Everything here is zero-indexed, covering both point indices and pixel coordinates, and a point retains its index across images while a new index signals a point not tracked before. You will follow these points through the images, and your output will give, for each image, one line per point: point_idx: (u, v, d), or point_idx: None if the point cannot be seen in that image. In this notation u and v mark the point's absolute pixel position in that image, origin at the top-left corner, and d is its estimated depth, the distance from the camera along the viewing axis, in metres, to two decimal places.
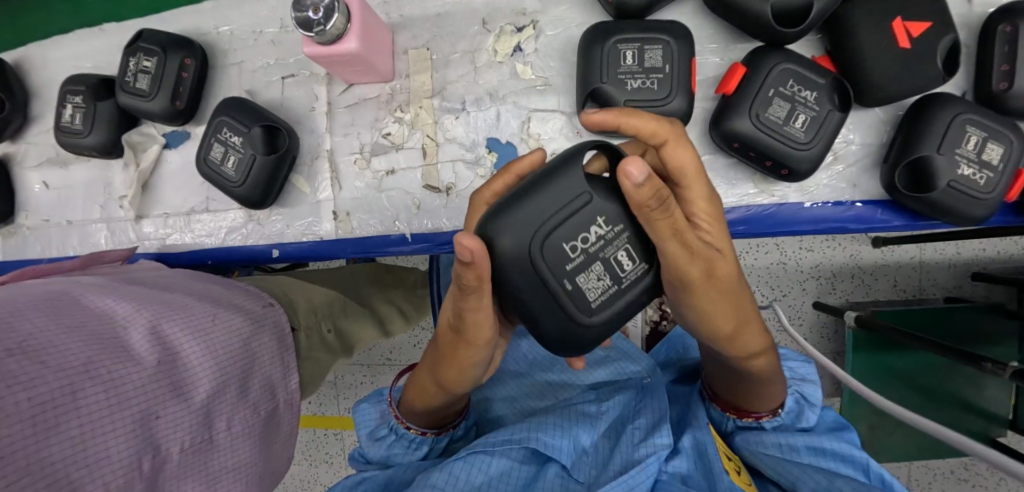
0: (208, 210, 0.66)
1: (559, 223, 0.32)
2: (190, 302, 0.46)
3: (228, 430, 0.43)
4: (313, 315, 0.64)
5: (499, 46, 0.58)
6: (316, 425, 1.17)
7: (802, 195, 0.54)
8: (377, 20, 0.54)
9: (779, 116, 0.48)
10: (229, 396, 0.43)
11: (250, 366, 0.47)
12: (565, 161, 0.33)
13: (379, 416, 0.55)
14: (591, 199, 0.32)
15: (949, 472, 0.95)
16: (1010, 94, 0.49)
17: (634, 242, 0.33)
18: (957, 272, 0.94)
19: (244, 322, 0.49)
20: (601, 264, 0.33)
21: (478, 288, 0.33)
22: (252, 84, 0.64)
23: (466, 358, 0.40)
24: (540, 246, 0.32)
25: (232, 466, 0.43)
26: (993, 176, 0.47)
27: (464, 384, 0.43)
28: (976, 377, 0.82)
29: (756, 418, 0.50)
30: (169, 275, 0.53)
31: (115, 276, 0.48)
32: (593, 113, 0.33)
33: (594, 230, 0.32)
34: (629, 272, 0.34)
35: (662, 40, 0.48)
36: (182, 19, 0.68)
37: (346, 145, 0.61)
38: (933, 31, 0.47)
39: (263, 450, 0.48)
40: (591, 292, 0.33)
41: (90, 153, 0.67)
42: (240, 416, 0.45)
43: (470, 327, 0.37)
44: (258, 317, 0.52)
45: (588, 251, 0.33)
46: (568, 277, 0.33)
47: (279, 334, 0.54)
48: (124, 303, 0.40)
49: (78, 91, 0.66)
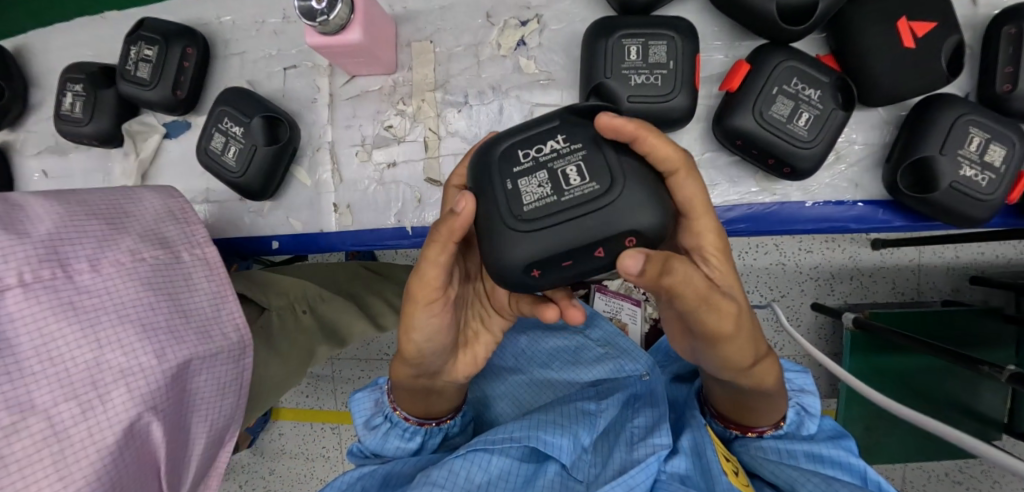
0: (208, 201, 0.66)
1: (521, 134, 0.32)
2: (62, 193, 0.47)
3: (95, 270, 0.41)
4: (287, 297, 0.66)
5: (503, 40, 0.58)
6: (313, 419, 1.17)
7: (804, 195, 0.54)
8: (381, 11, 0.54)
9: (782, 113, 0.47)
10: (86, 241, 0.42)
11: (119, 226, 0.45)
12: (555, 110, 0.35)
13: (373, 405, 0.54)
14: (558, 121, 0.32)
15: (944, 474, 0.95)
16: (1013, 96, 0.49)
17: (589, 160, 0.30)
18: (956, 275, 0.94)
19: (114, 198, 0.48)
20: (547, 173, 0.31)
21: (445, 238, 0.34)
22: (254, 74, 0.64)
23: (412, 322, 0.39)
24: (496, 151, 0.33)
25: (113, 300, 0.40)
26: (994, 177, 0.47)
27: (415, 359, 0.42)
28: (973, 380, 0.82)
29: (756, 434, 0.49)
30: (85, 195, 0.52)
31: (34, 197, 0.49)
32: (611, 117, 0.30)
33: (551, 143, 0.32)
34: (575, 188, 0.30)
35: (666, 35, 0.47)
36: (185, 8, 0.67)
37: (348, 137, 0.61)
38: (938, 31, 0.47)
39: (173, 314, 0.44)
40: (527, 195, 0.31)
41: (90, 142, 0.67)
42: (110, 258, 0.42)
43: (416, 277, 0.37)
44: (137, 196, 0.50)
45: (539, 158, 0.31)
46: (511, 178, 0.31)
47: (172, 202, 0.52)
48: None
49: (79, 80, 0.66)
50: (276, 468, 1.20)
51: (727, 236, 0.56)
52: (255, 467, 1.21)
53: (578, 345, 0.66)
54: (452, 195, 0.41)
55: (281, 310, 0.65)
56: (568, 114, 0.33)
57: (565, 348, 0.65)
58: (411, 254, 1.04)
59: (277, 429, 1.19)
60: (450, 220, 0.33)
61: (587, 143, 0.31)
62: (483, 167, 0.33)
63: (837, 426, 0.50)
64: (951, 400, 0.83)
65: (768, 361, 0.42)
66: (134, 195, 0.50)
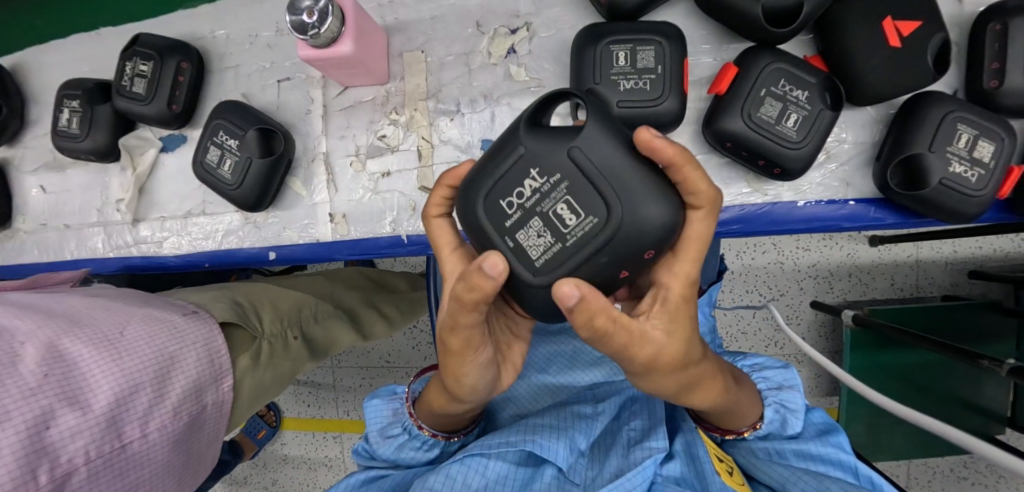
0: (205, 213, 0.66)
1: (495, 181, 0.32)
2: (103, 315, 0.47)
3: (143, 434, 0.44)
4: (280, 323, 0.63)
5: (493, 48, 0.58)
6: (315, 428, 1.17)
7: (796, 195, 0.54)
8: (371, 23, 0.54)
9: (771, 115, 0.48)
10: (143, 399, 0.44)
11: (166, 373, 0.47)
12: (510, 128, 0.33)
13: (391, 414, 0.53)
14: (524, 153, 0.31)
15: (948, 470, 0.95)
16: (1001, 91, 0.49)
17: (575, 194, 0.30)
18: (954, 270, 0.94)
19: (156, 326, 0.49)
20: (540, 219, 0.31)
21: (471, 303, 0.31)
22: (248, 87, 0.65)
23: (459, 370, 0.38)
24: (480, 205, 0.33)
25: (146, 465, 0.45)
26: (984, 173, 0.47)
27: (470, 396, 0.42)
28: (975, 375, 0.82)
29: (737, 436, 0.49)
30: (103, 297, 0.52)
31: (49, 297, 0.49)
32: (652, 133, 0.28)
33: (528, 183, 0.31)
34: (574, 228, 0.31)
35: (653, 41, 0.48)
36: (179, 24, 0.68)
37: (342, 148, 0.61)
38: (924, 29, 0.48)
39: (180, 455, 0.50)
40: (532, 249, 0.32)
41: (86, 157, 0.68)
42: (157, 419, 0.45)
43: (452, 336, 0.35)
44: (176, 323, 0.51)
45: (526, 206, 0.32)
46: (509, 234, 0.32)
47: (209, 337, 0.53)
48: (27, 322, 0.41)
49: (75, 96, 0.66)
50: (279, 477, 1.20)
51: (720, 237, 0.57)
52: (259, 478, 1.21)
53: (574, 349, 0.66)
54: (438, 225, 0.38)
55: (274, 337, 0.61)
56: (530, 137, 0.31)
57: (563, 353, 0.66)
58: (409, 261, 1.04)
59: (280, 439, 1.19)
60: (479, 283, 0.29)
61: (564, 172, 0.30)
62: (475, 227, 0.33)
63: (828, 419, 0.50)
64: (954, 397, 0.82)
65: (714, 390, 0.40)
66: (174, 321, 0.51)
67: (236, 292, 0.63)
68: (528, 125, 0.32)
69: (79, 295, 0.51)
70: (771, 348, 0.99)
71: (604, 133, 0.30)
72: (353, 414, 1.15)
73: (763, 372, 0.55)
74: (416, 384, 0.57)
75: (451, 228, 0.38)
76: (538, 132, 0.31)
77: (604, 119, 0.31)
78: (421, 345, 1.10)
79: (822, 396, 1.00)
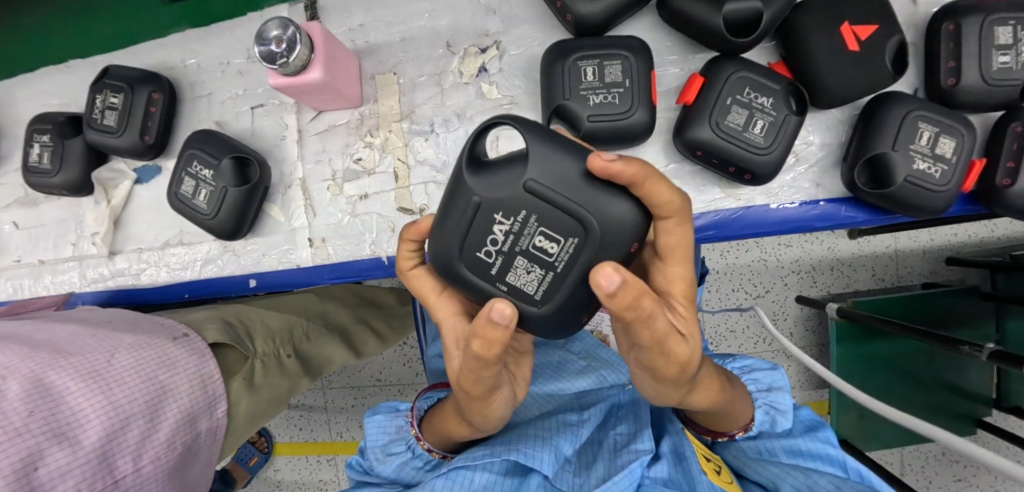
0: (183, 243, 0.66)
1: (464, 237, 0.32)
2: (90, 343, 0.46)
3: (136, 469, 0.44)
4: (272, 342, 0.62)
5: (465, 67, 0.59)
6: (308, 452, 1.15)
7: (768, 197, 0.55)
8: (342, 48, 0.55)
9: (738, 122, 0.49)
10: (134, 432, 0.43)
11: (157, 403, 0.46)
12: (451, 174, 0.31)
13: (395, 431, 0.53)
14: (481, 201, 0.30)
15: (939, 455, 0.97)
16: (958, 88, 0.51)
17: (547, 223, 0.31)
18: (931, 259, 0.97)
19: (144, 354, 0.48)
20: (524, 256, 0.32)
21: (486, 355, 0.32)
22: (222, 115, 0.64)
23: (485, 401, 0.39)
24: (458, 262, 0.32)
25: None
26: (947, 169, 0.48)
27: (496, 417, 0.43)
28: (959, 361, 0.83)
29: (728, 437, 0.50)
30: (89, 323, 0.51)
31: (31, 326, 0.48)
32: (613, 162, 0.27)
33: (498, 228, 0.31)
34: (558, 254, 0.31)
35: (620, 55, 0.49)
36: (149, 54, 0.68)
37: (318, 172, 0.61)
38: (879, 33, 0.49)
39: (172, 485, 0.49)
40: (528, 286, 0.32)
41: (59, 192, 0.67)
42: (149, 452, 0.45)
43: (471, 380, 0.36)
44: (166, 350, 0.50)
45: (504, 249, 0.32)
46: (499, 281, 0.32)
47: (200, 364, 0.52)
48: (10, 354, 0.40)
49: (45, 130, 0.65)
50: None
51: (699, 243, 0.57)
52: None
53: (559, 359, 0.67)
54: (417, 276, 0.39)
55: (267, 355, 0.60)
56: (480, 184, 0.30)
57: (547, 363, 0.67)
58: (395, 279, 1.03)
59: (273, 466, 1.17)
60: (491, 332, 0.30)
61: (529, 206, 0.30)
62: (462, 285, 0.33)
63: (816, 415, 0.51)
64: (939, 381, 0.84)
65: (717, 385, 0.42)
66: (163, 347, 0.50)
67: (229, 312, 0.63)
68: (474, 171, 0.30)
69: (64, 322, 0.50)
70: (758, 345, 1.00)
71: (553, 155, 0.30)
72: (346, 435, 1.13)
73: (753, 374, 0.56)
74: (422, 402, 0.57)
75: (429, 274, 0.39)
76: (486, 176, 0.30)
77: (539, 138, 0.30)
78: (412, 361, 1.09)
79: (812, 390, 1.01)
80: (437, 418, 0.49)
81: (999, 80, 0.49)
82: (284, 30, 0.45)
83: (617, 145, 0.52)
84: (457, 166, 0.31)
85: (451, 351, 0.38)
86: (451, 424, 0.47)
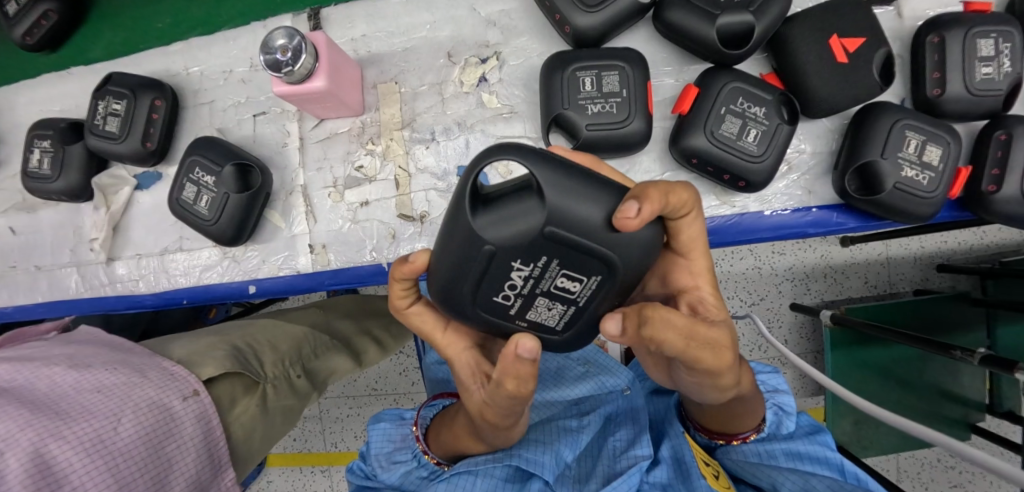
0: (182, 249, 0.66)
1: (480, 284, 0.32)
2: (95, 401, 0.39)
3: None
4: (281, 363, 0.59)
5: (465, 77, 0.60)
6: (301, 462, 1.14)
7: (762, 204, 0.57)
8: (344, 59, 0.56)
9: (732, 131, 0.50)
10: None
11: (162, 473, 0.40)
12: (454, 214, 0.29)
13: (399, 439, 0.54)
14: (497, 251, 0.29)
15: (935, 460, 0.97)
16: (943, 99, 0.52)
17: (567, 267, 0.31)
18: (922, 265, 0.98)
19: (152, 419, 0.41)
20: (545, 296, 0.33)
21: (516, 387, 0.34)
22: (223, 122, 0.65)
23: (508, 423, 0.41)
24: (477, 305, 0.33)
25: None
26: (934, 176, 0.50)
27: (514, 434, 0.45)
28: (951, 366, 0.85)
29: (740, 441, 0.49)
30: (95, 367, 0.43)
31: (27, 373, 0.40)
32: (632, 209, 0.27)
33: (517, 273, 0.31)
34: (578, 291, 0.33)
35: (616, 66, 0.50)
36: (150, 62, 0.68)
37: (320, 179, 0.62)
38: (867, 45, 0.51)
39: None
40: (551, 320, 0.35)
41: (58, 197, 0.67)
42: None
43: (500, 408, 0.37)
44: (174, 415, 0.43)
45: (525, 291, 0.32)
46: (520, 316, 0.34)
47: (208, 424, 0.45)
48: (6, 420, 0.34)
49: (46, 136, 0.65)
50: None
51: None
52: None
53: (559, 365, 0.68)
54: (417, 312, 0.38)
55: (277, 379, 0.57)
56: (492, 233, 0.29)
57: (548, 370, 0.68)
58: None
59: (266, 477, 1.16)
60: (520, 365, 0.32)
61: (547, 252, 0.30)
62: (481, 322, 0.35)
63: (815, 422, 0.52)
64: (929, 386, 0.85)
65: (746, 369, 0.41)
66: (172, 411, 0.43)
67: (234, 337, 0.58)
68: (483, 217, 0.28)
69: (65, 366, 0.42)
70: (754, 352, 1.01)
71: (571, 197, 0.28)
72: (341, 445, 1.12)
73: (758, 375, 0.57)
74: (426, 411, 0.57)
75: (428, 308, 0.38)
76: (495, 223, 0.28)
77: (553, 176, 0.28)
78: (408, 370, 1.09)
79: (808, 396, 1.02)
80: (447, 428, 0.49)
81: (982, 91, 0.51)
82: (290, 39, 0.45)
83: (615, 152, 0.53)
84: (460, 208, 0.28)
85: (469, 385, 0.38)
86: (460, 437, 0.47)
